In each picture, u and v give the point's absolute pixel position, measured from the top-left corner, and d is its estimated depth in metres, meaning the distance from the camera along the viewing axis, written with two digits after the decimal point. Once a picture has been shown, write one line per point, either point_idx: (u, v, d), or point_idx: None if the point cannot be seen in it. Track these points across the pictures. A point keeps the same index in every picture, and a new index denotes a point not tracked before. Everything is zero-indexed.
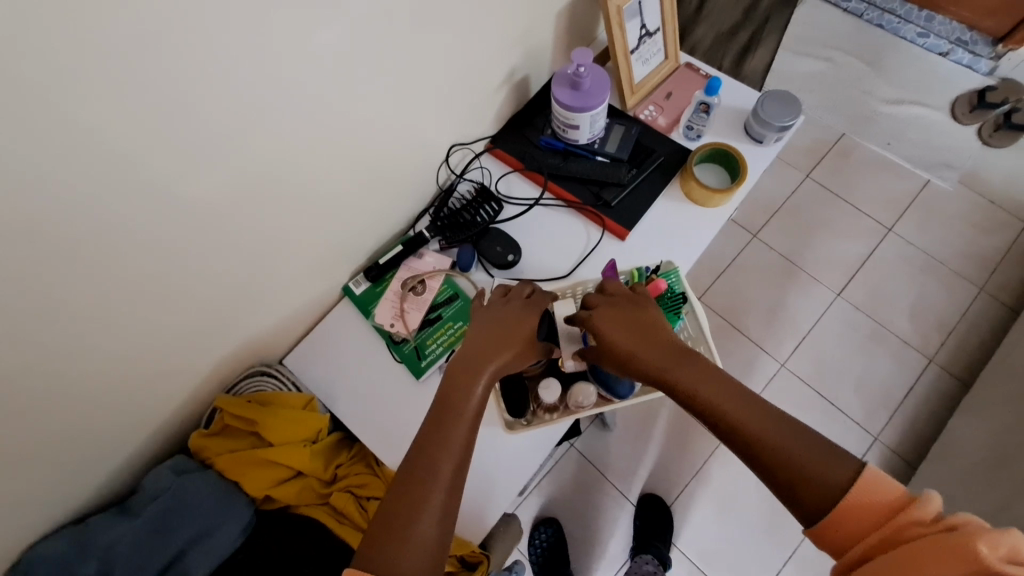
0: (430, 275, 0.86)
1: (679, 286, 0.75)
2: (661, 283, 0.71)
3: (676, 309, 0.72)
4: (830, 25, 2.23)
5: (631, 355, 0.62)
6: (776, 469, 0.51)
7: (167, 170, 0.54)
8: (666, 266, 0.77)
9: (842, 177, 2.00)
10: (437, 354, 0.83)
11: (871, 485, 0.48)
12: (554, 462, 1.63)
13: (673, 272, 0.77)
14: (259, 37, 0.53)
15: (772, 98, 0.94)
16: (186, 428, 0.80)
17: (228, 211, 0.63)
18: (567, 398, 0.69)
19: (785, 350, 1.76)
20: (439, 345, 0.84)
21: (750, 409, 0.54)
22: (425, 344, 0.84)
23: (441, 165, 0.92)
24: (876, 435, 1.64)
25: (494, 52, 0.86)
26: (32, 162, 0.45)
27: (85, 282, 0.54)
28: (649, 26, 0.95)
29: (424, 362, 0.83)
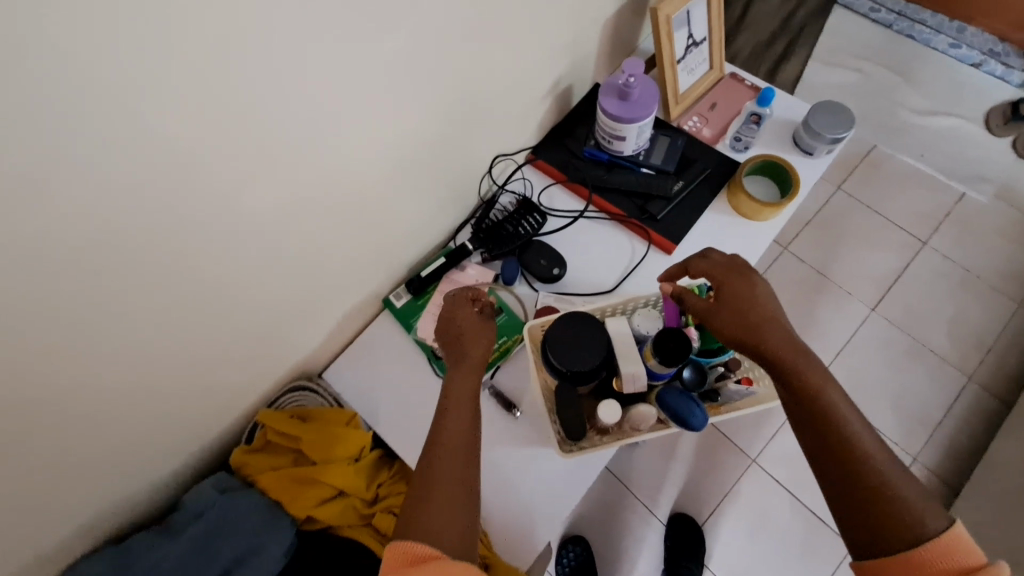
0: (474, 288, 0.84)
1: None
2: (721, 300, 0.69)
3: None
4: (859, 36, 2.20)
5: (745, 326, 0.62)
6: (850, 466, 0.53)
7: (221, 181, 0.52)
8: None
9: (874, 189, 1.96)
10: None
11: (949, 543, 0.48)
12: None
13: None
14: (321, 44, 0.51)
15: (823, 109, 0.91)
16: (224, 443, 0.78)
17: (278, 222, 0.61)
18: (623, 420, 0.65)
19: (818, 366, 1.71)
20: None
21: (851, 417, 0.56)
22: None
23: (483, 176, 0.90)
24: (914, 455, 1.59)
25: (540, 61, 0.84)
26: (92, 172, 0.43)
27: (134, 295, 0.52)
28: (696, 36, 0.93)
29: None
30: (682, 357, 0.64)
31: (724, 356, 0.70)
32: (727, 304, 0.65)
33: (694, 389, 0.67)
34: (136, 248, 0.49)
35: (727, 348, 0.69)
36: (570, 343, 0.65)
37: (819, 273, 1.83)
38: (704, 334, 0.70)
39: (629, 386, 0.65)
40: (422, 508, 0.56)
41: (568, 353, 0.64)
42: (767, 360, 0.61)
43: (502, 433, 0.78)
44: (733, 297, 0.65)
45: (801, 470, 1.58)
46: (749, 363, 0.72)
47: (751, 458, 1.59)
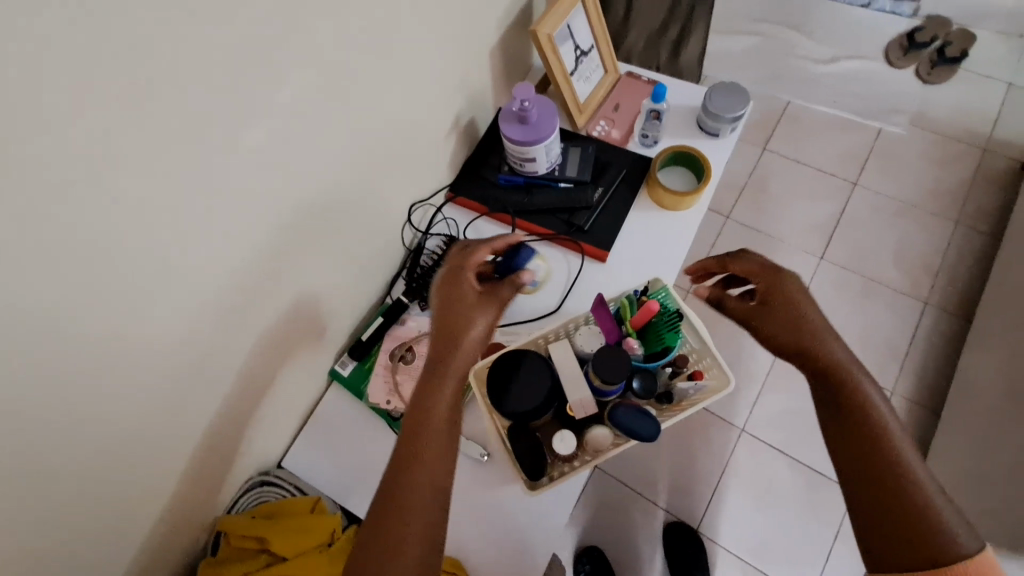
0: (417, 341, 0.83)
1: (672, 304, 0.72)
2: (653, 303, 0.69)
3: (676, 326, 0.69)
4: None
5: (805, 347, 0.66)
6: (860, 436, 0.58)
7: (113, 314, 0.50)
8: (655, 284, 0.75)
9: (798, 142, 2.02)
10: None
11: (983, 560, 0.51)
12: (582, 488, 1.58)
13: (662, 290, 0.75)
14: (184, 151, 0.50)
15: (718, 91, 0.94)
16: (193, 559, 0.75)
17: (190, 334, 0.59)
18: (584, 445, 0.66)
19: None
20: None
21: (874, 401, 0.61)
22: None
23: (404, 225, 0.89)
24: (892, 389, 1.63)
25: (434, 104, 0.84)
26: None
27: (43, 451, 0.49)
28: (583, 46, 0.95)
29: None
30: (625, 371, 0.64)
31: (671, 357, 0.70)
32: (793, 319, 0.68)
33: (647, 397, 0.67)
34: (31, 402, 0.46)
35: (671, 349, 0.70)
36: (512, 382, 0.64)
37: (765, 234, 1.88)
38: (646, 340, 0.70)
39: (580, 412, 0.65)
40: (404, 492, 0.56)
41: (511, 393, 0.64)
42: (809, 358, 0.65)
43: (475, 481, 0.77)
44: (784, 304, 0.70)
45: (790, 429, 1.60)
46: (698, 357, 0.72)
47: (741, 429, 1.61)
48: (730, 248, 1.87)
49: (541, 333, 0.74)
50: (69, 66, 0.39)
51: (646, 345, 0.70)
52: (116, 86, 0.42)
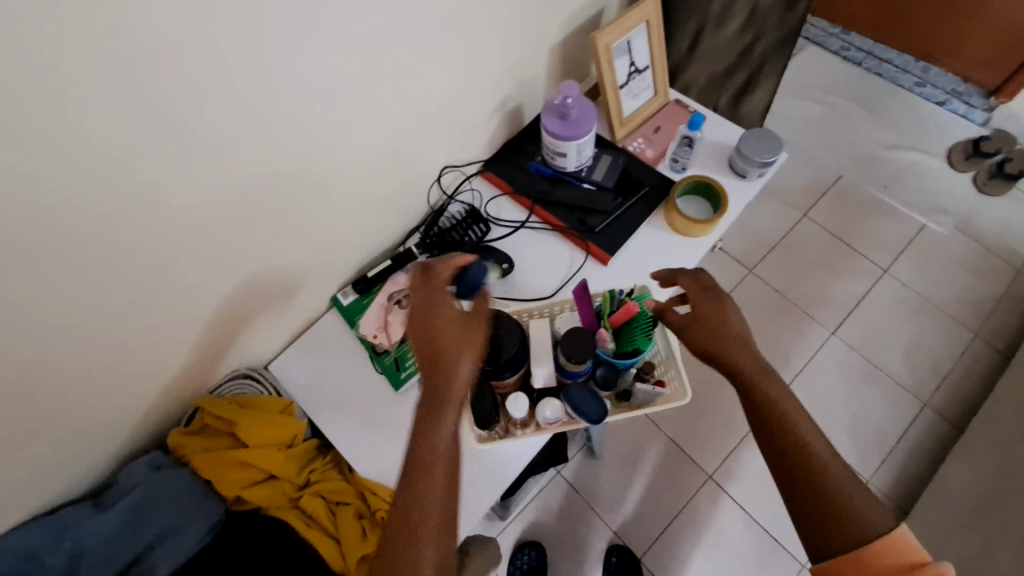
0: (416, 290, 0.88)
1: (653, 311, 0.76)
2: (632, 303, 0.73)
3: (648, 329, 0.73)
4: (828, 72, 2.30)
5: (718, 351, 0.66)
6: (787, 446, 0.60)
7: (162, 179, 0.58)
8: (641, 289, 0.79)
9: (838, 217, 2.02)
10: (416, 367, 0.87)
11: (893, 542, 0.55)
12: (542, 488, 1.61)
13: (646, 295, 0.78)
14: (255, 56, 0.57)
15: (754, 136, 0.98)
16: (168, 428, 0.82)
17: (219, 219, 0.66)
18: (534, 414, 0.70)
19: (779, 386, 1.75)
20: (419, 359, 0.87)
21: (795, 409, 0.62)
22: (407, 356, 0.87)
23: (432, 185, 0.96)
24: (868, 478, 1.62)
25: (486, 81, 0.91)
26: (20, 160, 0.47)
27: (72, 278, 0.57)
28: (638, 64, 1.00)
29: (403, 375, 0.87)
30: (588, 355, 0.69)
31: (638, 358, 0.73)
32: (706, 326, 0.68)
33: (607, 388, 0.72)
34: (79, 232, 0.54)
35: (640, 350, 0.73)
36: (481, 337, 0.68)
37: (783, 296, 1.89)
38: (618, 337, 0.74)
39: (537, 381, 0.70)
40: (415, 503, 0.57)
41: (477, 346, 0.68)
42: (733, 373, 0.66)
43: None
44: (712, 316, 0.69)
45: (757, 489, 1.60)
46: (664, 365, 0.76)
47: (709, 475, 1.62)
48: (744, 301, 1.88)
49: (523, 310, 0.79)
50: None
51: (617, 341, 0.74)
52: None
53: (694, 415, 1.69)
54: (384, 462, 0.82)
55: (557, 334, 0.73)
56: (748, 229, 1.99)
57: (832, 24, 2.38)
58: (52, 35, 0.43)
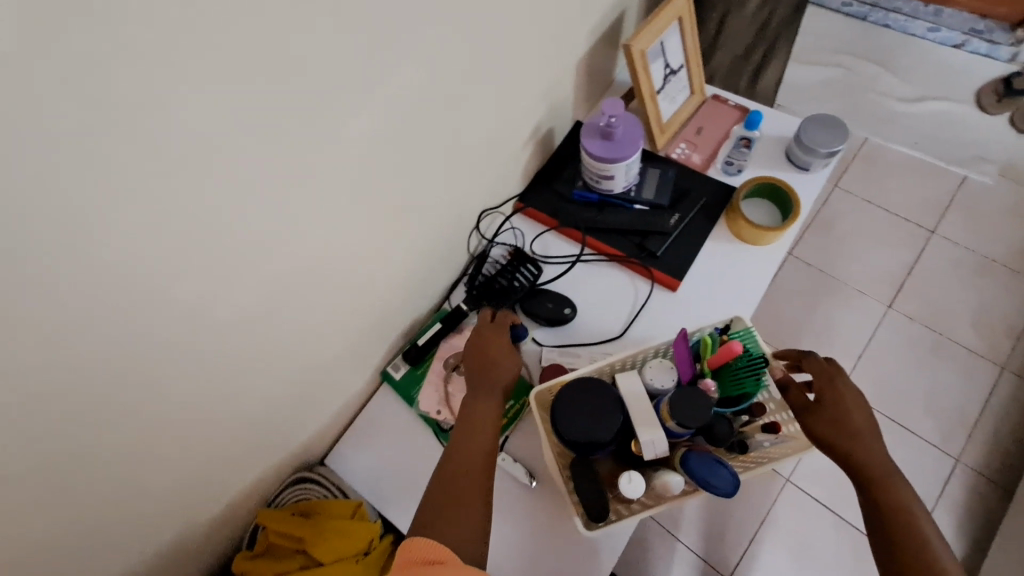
0: None
1: (756, 347, 0.68)
2: (738, 345, 0.64)
3: (759, 372, 0.64)
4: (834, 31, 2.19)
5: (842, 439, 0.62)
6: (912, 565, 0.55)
7: (192, 296, 0.49)
8: (737, 323, 0.70)
9: (873, 182, 1.92)
10: None
11: None
12: None
13: (744, 330, 0.70)
14: (279, 140, 0.49)
15: (815, 124, 0.88)
16: (228, 547, 0.74)
17: (256, 321, 0.58)
18: (649, 488, 0.62)
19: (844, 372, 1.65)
20: None
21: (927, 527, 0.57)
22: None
23: (471, 232, 0.87)
24: (957, 457, 1.51)
25: (516, 110, 0.82)
26: (29, 316, 0.39)
27: (105, 425, 0.49)
28: (673, 64, 0.91)
29: None
30: (701, 416, 0.60)
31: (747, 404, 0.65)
32: (831, 407, 0.64)
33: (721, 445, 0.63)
34: (108, 375, 0.46)
35: (749, 396, 0.65)
36: (579, 416, 0.61)
37: (831, 275, 1.78)
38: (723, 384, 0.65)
39: (648, 453, 0.61)
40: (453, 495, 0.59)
41: (579, 427, 0.60)
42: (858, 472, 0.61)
43: (522, 506, 0.73)
44: (838, 406, 0.64)
45: (840, 486, 1.50)
46: (775, 408, 0.68)
47: (786, 478, 1.52)
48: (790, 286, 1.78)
49: (603, 361, 0.70)
50: (189, 41, 0.38)
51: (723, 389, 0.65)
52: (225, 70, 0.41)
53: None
54: None
55: (653, 387, 0.64)
56: None
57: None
58: (47, 166, 0.35)
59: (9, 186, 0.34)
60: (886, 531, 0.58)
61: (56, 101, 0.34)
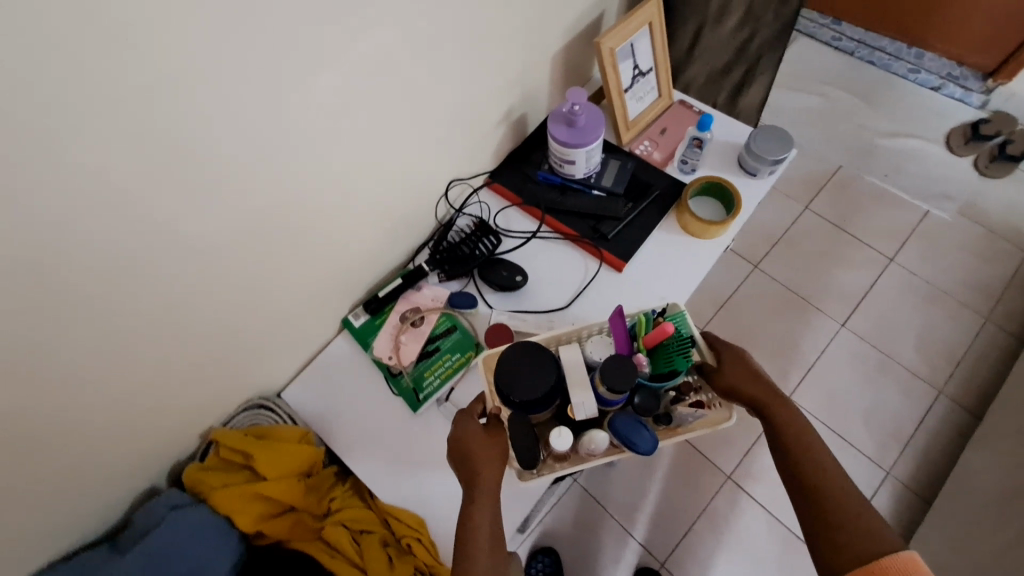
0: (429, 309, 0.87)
1: (687, 330, 0.76)
2: (669, 327, 0.71)
3: (686, 352, 0.72)
4: (820, 62, 2.29)
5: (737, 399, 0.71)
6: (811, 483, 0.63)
7: (171, 211, 0.56)
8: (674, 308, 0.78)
9: (841, 208, 2.02)
10: (434, 387, 0.84)
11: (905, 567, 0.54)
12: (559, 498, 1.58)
13: (679, 314, 0.78)
14: (259, 81, 0.55)
15: (763, 134, 0.97)
16: (183, 462, 0.80)
17: (228, 247, 0.64)
18: (578, 446, 0.70)
19: (793, 383, 1.73)
20: (437, 378, 0.84)
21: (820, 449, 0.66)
22: (423, 375, 0.85)
23: (440, 200, 0.94)
24: (888, 470, 1.61)
25: (490, 92, 0.89)
26: (25, 201, 0.45)
27: (80, 319, 0.55)
28: (642, 66, 0.99)
29: (421, 396, 0.83)
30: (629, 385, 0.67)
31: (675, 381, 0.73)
32: (728, 368, 0.73)
33: (646, 413, 0.71)
34: (86, 270, 0.52)
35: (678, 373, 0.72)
36: (519, 373, 0.67)
37: (792, 291, 1.87)
38: (655, 360, 0.73)
39: (580, 413, 0.69)
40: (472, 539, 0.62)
41: (519, 381, 0.67)
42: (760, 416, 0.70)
43: None
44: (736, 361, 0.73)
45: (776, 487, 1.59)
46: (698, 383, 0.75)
47: (727, 476, 1.61)
48: (753, 298, 1.86)
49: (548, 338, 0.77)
50: None
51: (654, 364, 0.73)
52: (210, 9, 0.48)
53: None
54: (407, 488, 0.79)
55: (591, 360, 0.72)
56: (751, 225, 1.98)
57: (824, 15, 2.37)
58: (51, 71, 0.42)
59: (19, 85, 0.41)
60: (790, 458, 0.66)
61: (62, 16, 0.40)
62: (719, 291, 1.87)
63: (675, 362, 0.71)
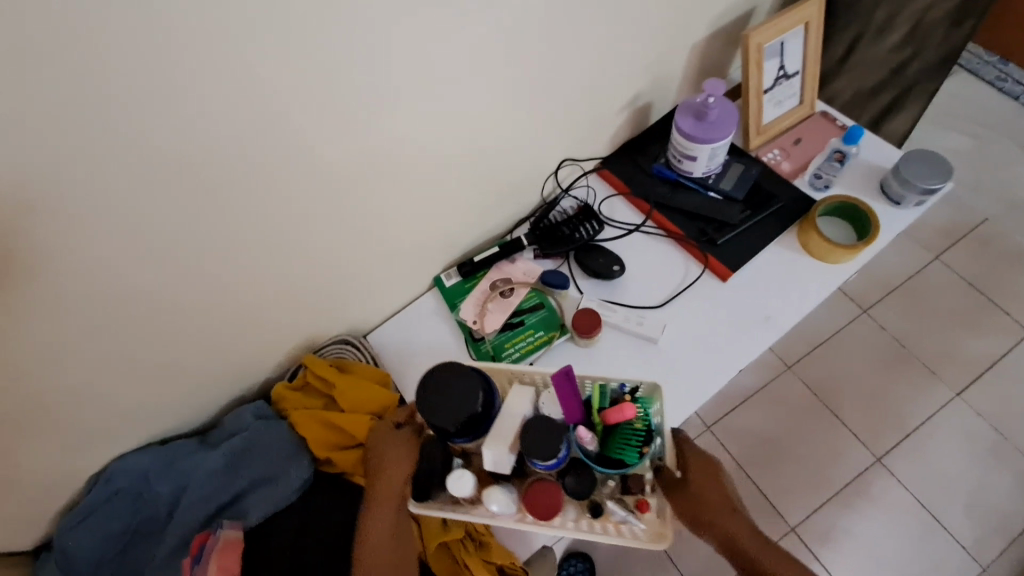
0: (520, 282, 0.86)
1: (649, 420, 0.67)
2: (624, 412, 0.64)
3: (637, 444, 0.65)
4: (981, 101, 2.04)
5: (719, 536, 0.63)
6: None
7: (313, 135, 0.59)
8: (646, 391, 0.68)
9: (979, 265, 1.78)
10: (512, 359, 0.83)
11: None
12: None
13: (648, 400, 0.68)
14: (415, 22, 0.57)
15: (916, 158, 0.87)
16: (271, 380, 0.85)
17: (353, 182, 0.67)
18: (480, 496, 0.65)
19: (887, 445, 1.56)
20: (516, 350, 0.84)
21: None
22: (503, 346, 0.84)
23: (549, 176, 0.93)
24: (984, 566, 1.42)
25: (622, 73, 0.86)
26: (200, 100, 0.49)
27: (220, 223, 0.59)
28: (788, 69, 0.92)
29: None
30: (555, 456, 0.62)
31: (622, 470, 0.65)
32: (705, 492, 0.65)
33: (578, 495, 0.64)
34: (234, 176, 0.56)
35: (626, 462, 0.65)
36: (437, 404, 0.62)
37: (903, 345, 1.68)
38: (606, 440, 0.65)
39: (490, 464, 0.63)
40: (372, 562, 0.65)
41: (443, 407, 0.61)
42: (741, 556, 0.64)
43: None
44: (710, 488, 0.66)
45: (844, 552, 1.46)
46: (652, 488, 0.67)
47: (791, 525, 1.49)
48: (855, 345, 1.70)
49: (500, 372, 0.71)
50: None
51: (603, 443, 0.66)
52: None
53: (779, 456, 1.57)
54: None
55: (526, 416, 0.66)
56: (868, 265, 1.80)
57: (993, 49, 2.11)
58: None
59: None
60: None
61: None
62: (817, 330, 1.72)
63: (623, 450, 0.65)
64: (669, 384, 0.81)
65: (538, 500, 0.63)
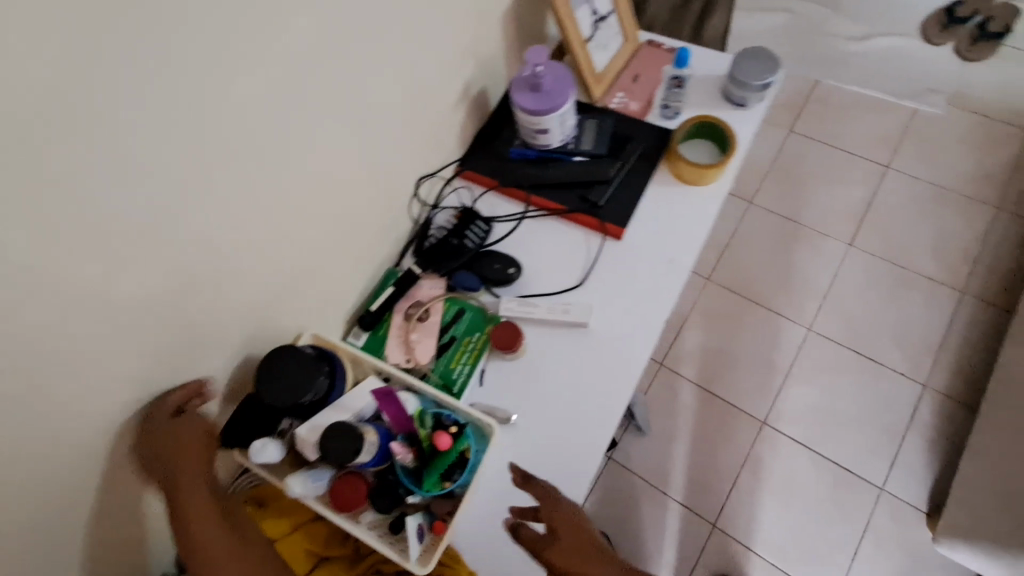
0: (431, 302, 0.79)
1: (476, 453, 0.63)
2: (438, 438, 0.60)
3: (442, 475, 0.60)
4: None
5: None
6: None
7: (97, 278, 0.47)
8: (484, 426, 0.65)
9: (826, 125, 1.93)
10: (466, 374, 0.76)
11: None
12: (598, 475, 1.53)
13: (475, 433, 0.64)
14: (169, 106, 0.46)
15: (745, 58, 0.88)
16: None
17: (182, 305, 0.55)
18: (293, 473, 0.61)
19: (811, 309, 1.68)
20: (465, 364, 0.77)
21: None
22: (450, 368, 0.77)
23: (411, 199, 0.85)
24: (925, 383, 1.56)
25: (441, 72, 0.80)
26: None
27: (23, 429, 0.46)
28: (599, 11, 0.90)
29: (456, 388, 0.76)
30: (354, 453, 0.57)
31: (426, 488, 0.60)
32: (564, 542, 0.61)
33: (378, 502, 0.59)
34: (36, 339, 0.44)
35: (436, 484, 0.60)
36: (272, 382, 0.60)
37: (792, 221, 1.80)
38: (426, 456, 0.61)
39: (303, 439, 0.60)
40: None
41: (276, 384, 0.60)
42: None
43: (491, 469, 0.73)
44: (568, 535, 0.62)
45: (813, 423, 1.55)
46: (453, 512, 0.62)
47: (761, 421, 1.56)
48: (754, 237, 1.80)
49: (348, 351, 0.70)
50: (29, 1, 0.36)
51: (420, 459, 0.61)
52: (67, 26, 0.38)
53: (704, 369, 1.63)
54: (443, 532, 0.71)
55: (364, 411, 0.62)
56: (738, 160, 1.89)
57: None
58: None
59: None
60: None
61: None
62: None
63: (430, 473, 0.60)
64: (609, 358, 0.77)
65: (338, 491, 0.59)
